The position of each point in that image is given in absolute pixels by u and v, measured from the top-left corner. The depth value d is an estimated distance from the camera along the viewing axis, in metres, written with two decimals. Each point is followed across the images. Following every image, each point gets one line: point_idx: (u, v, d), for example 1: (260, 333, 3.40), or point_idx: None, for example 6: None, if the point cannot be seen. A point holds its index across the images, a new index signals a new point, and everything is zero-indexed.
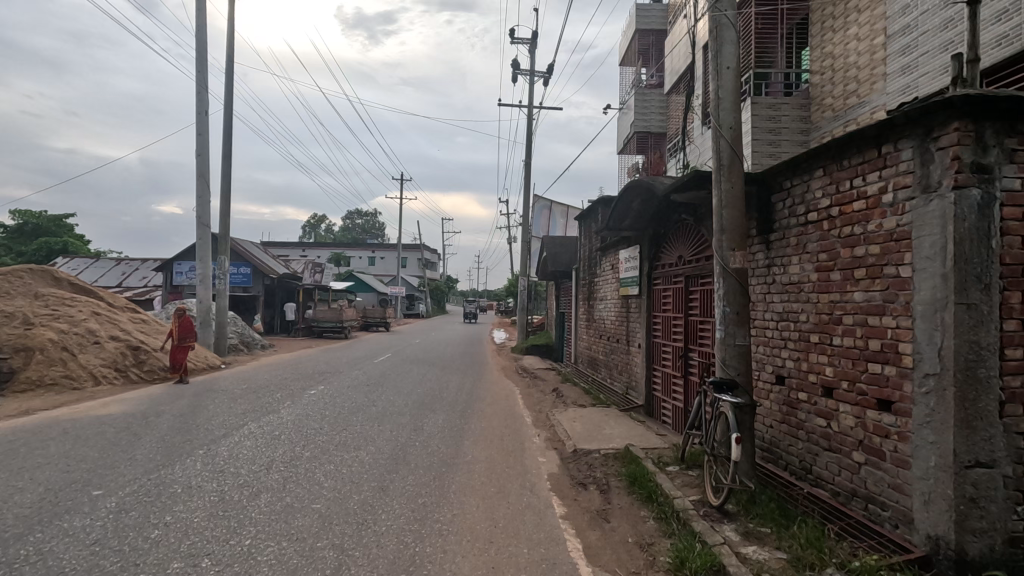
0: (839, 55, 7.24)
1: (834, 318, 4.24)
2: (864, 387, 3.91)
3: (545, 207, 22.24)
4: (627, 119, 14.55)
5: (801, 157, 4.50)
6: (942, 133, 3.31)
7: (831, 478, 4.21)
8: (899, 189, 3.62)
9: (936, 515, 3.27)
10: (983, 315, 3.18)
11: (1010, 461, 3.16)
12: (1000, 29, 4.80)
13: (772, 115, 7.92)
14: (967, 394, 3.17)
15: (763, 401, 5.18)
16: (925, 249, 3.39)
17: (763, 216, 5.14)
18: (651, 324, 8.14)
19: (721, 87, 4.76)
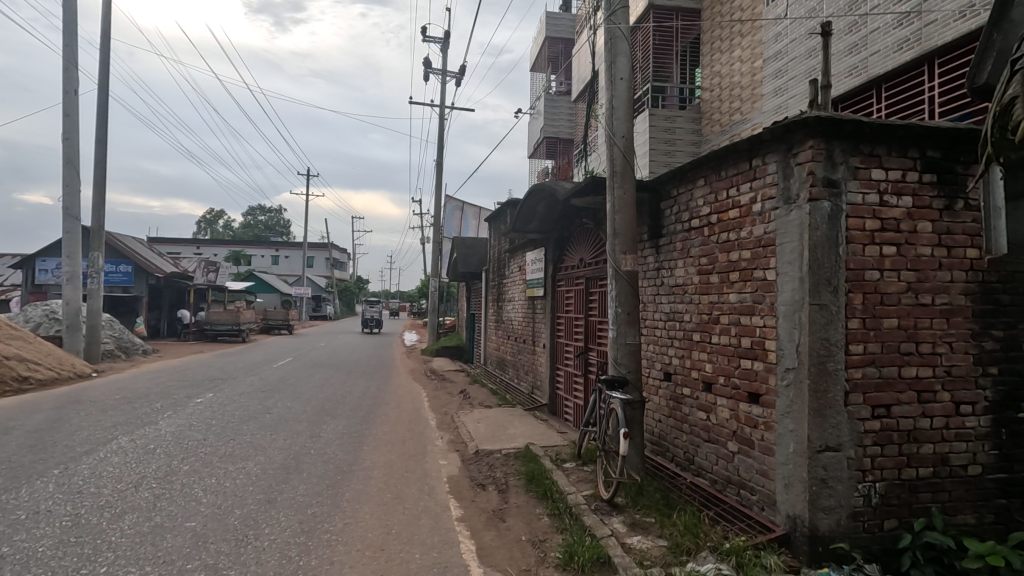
0: (726, 75, 7.84)
1: (712, 318, 4.56)
2: (737, 382, 4.23)
3: (456, 208, 21.96)
4: (537, 124, 14.81)
5: (685, 167, 4.79)
6: (800, 150, 3.66)
7: (709, 468, 4.52)
8: (766, 200, 3.95)
9: (794, 496, 3.60)
10: (832, 314, 3.55)
11: (853, 444, 3.54)
12: (852, 60, 5.40)
13: (668, 126, 8.39)
14: (819, 385, 3.52)
15: (652, 397, 5.47)
16: (787, 254, 3.73)
17: (654, 222, 5.43)
18: (555, 324, 8.34)
19: (615, 96, 4.97)
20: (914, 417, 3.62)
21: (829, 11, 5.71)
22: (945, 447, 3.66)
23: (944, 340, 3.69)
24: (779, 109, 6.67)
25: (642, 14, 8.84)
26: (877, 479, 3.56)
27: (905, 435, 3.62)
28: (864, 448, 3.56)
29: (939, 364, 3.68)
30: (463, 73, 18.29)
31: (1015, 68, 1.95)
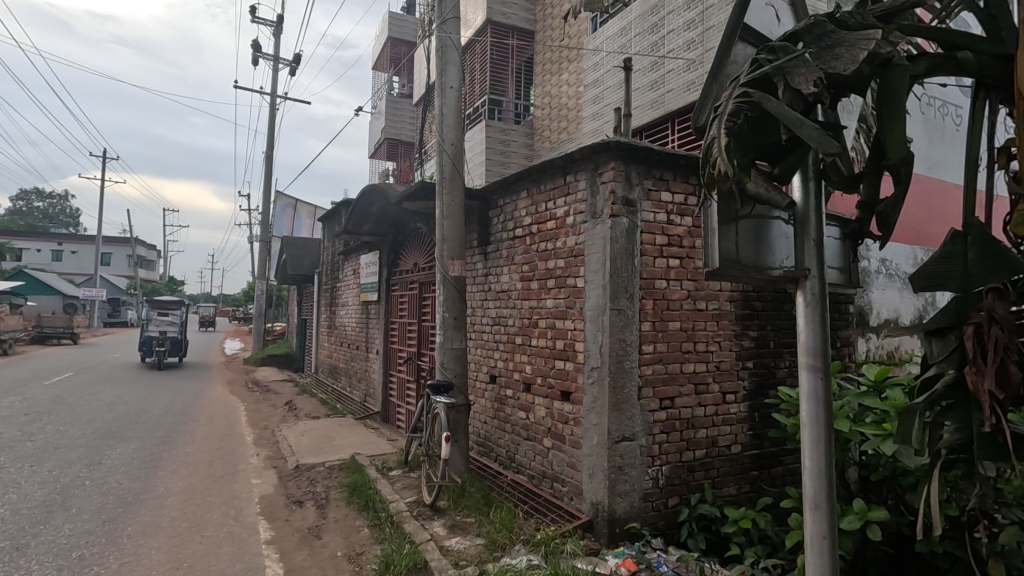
0: (555, 95, 8.40)
1: (532, 322, 4.83)
2: (552, 381, 4.53)
3: (288, 205, 20.45)
4: (378, 124, 14.42)
5: (510, 178, 5.03)
6: (604, 171, 4.08)
7: (527, 464, 4.78)
8: (577, 213, 4.31)
9: (596, 484, 3.96)
10: (628, 318, 3.99)
11: (644, 433, 4.00)
12: (653, 95, 6.14)
13: (503, 139, 8.74)
14: (617, 382, 3.93)
15: (478, 399, 5.62)
16: (593, 264, 4.11)
17: (482, 229, 5.61)
18: (388, 330, 8.16)
19: (446, 104, 5.04)
20: (692, 406, 4.21)
21: (635, 49, 6.43)
22: (715, 431, 4.31)
23: (714, 340, 4.36)
24: (596, 131, 7.30)
25: (481, 28, 9.12)
26: (663, 463, 4.07)
27: (684, 423, 4.18)
28: (653, 436, 4.04)
29: (711, 360, 4.33)
30: (298, 62, 17.11)
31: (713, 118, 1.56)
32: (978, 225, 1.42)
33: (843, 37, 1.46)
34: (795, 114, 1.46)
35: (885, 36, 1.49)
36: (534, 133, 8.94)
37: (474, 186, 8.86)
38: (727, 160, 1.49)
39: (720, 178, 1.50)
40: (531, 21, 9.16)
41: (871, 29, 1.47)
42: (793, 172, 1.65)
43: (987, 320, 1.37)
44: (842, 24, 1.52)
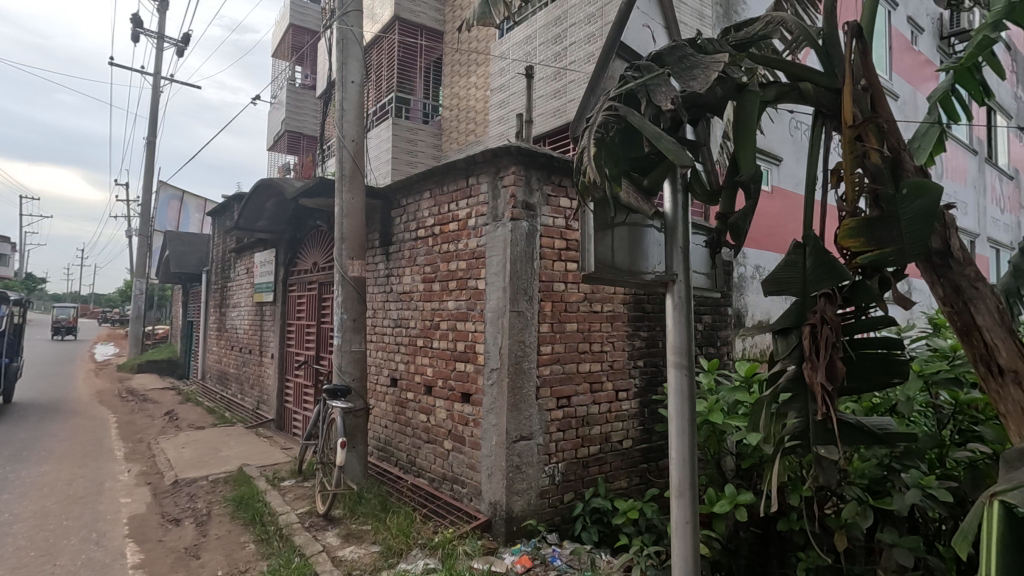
0: (463, 97, 8.39)
1: (434, 324, 4.80)
2: (453, 383, 4.52)
3: (173, 197, 18.75)
4: (278, 115, 13.64)
5: (412, 178, 4.97)
6: (505, 175, 4.15)
7: (428, 467, 4.74)
8: (479, 216, 4.34)
9: (495, 484, 4.01)
10: (527, 320, 4.08)
11: (542, 432, 4.11)
12: (556, 103, 6.32)
13: (410, 138, 8.60)
14: (515, 382, 4.01)
15: (378, 402, 5.48)
16: (494, 266, 4.16)
17: (385, 229, 5.49)
18: (284, 332, 7.73)
19: (346, 98, 4.88)
20: (587, 405, 4.39)
21: (539, 57, 6.59)
22: (608, 427, 4.52)
23: (609, 340, 4.57)
24: (501, 135, 7.37)
25: (388, 24, 8.94)
26: (559, 460, 4.20)
27: (580, 420, 4.35)
28: (550, 434, 4.16)
29: (605, 359, 4.53)
30: (187, 42, 15.75)
31: (586, 129, 1.64)
32: (813, 238, 1.61)
33: (702, 60, 1.59)
34: (657, 128, 1.57)
35: (736, 61, 1.65)
36: (442, 135, 8.88)
37: (380, 184, 8.65)
38: (597, 167, 1.58)
39: (593, 187, 1.59)
40: (440, 22, 9.12)
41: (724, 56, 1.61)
42: (659, 184, 1.78)
43: (820, 321, 1.55)
44: (700, 48, 1.67)
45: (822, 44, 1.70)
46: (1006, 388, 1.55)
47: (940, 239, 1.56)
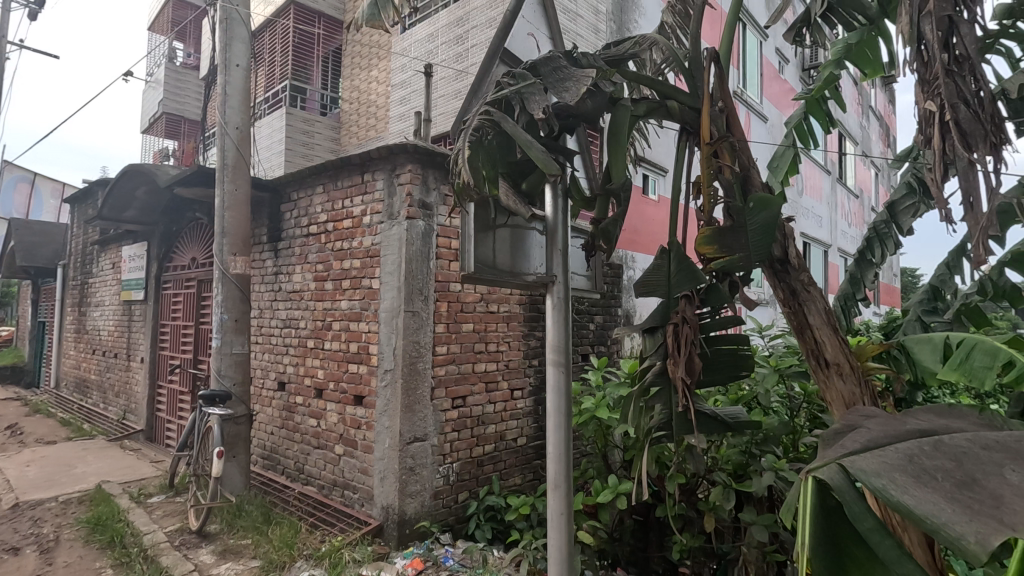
0: (364, 91, 8.09)
1: (325, 324, 4.61)
2: (344, 386, 4.36)
3: (22, 180, 16.38)
4: (155, 95, 12.37)
5: (303, 172, 4.73)
6: (401, 172, 4.09)
7: (317, 474, 4.54)
8: (373, 214, 4.23)
9: (388, 487, 3.93)
10: (422, 320, 4.05)
11: (436, 433, 4.09)
12: (457, 103, 6.29)
13: (306, 129, 8.17)
14: (409, 383, 3.96)
15: (264, 408, 5.17)
16: (389, 265, 4.08)
17: (273, 224, 5.18)
18: (156, 334, 7.04)
19: (229, 82, 4.54)
20: (482, 404, 4.44)
21: (441, 56, 6.54)
22: (503, 425, 4.60)
23: (504, 340, 4.65)
24: (400, 133, 7.19)
25: (283, 7, 8.45)
26: (454, 459, 4.20)
27: (475, 420, 4.38)
28: (444, 434, 4.15)
29: (501, 359, 4.61)
30: (42, 4, 13.82)
31: (465, 132, 1.67)
32: (676, 244, 1.76)
33: (574, 73, 1.67)
34: (530, 136, 1.64)
35: (608, 76, 1.75)
36: (340, 128, 8.53)
37: (271, 176, 8.13)
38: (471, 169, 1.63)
39: (472, 189, 1.62)
40: (340, 11, 8.75)
41: (596, 71, 1.71)
42: (536, 189, 1.85)
43: (681, 320, 1.70)
44: (575, 61, 1.75)
45: (687, 67, 1.85)
46: (829, 378, 1.78)
47: (780, 248, 1.76)
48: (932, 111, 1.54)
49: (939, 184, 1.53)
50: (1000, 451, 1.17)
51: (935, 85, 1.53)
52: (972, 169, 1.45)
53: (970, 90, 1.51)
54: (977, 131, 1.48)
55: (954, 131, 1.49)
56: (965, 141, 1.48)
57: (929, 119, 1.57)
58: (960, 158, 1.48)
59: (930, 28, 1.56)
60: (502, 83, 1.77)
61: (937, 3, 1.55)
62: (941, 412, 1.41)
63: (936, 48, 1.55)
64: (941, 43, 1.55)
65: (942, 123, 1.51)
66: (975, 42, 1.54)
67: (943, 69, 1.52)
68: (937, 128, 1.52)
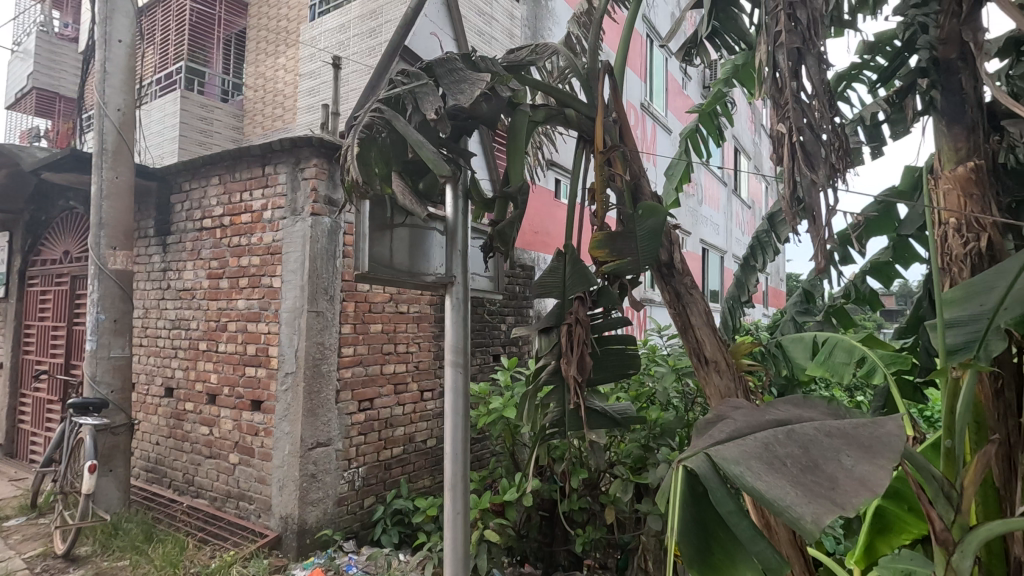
0: (270, 78, 7.62)
1: (220, 325, 4.31)
2: (241, 391, 4.10)
3: None
4: (23, 67, 10.96)
5: (197, 161, 4.40)
6: (307, 167, 3.93)
7: (209, 486, 4.24)
8: (275, 209, 4.02)
9: (287, 496, 3.75)
10: (327, 320, 3.90)
11: (341, 437, 3.96)
12: None
13: (204, 116, 7.60)
14: (312, 387, 3.80)
15: (150, 416, 4.75)
16: (291, 263, 3.89)
17: (161, 216, 4.77)
18: (20, 336, 6.25)
19: (109, 59, 4.12)
20: (391, 406, 4.35)
21: (352, 48, 6.32)
22: (412, 428, 4.53)
23: (414, 341, 4.59)
24: (309, 125, 6.85)
25: None
26: (360, 464, 4.09)
27: (382, 422, 4.29)
28: (350, 438, 4.02)
29: (410, 360, 4.54)
30: None
31: (357, 129, 1.64)
32: (571, 247, 1.84)
33: (470, 75, 1.69)
34: (422, 136, 1.64)
35: (505, 82, 1.78)
36: (242, 116, 8.01)
37: (161, 165, 7.47)
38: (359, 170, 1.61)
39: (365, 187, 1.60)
40: None
41: (492, 76, 1.73)
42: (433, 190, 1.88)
43: (574, 321, 1.76)
44: (472, 64, 1.77)
45: (585, 77, 1.93)
46: (708, 374, 1.93)
47: (666, 253, 1.88)
48: (783, 133, 1.55)
49: (788, 205, 1.54)
50: (841, 437, 1.31)
51: (785, 108, 1.53)
52: (814, 190, 1.48)
53: (815, 118, 1.52)
54: (820, 156, 1.51)
55: (800, 153, 1.51)
56: (809, 161, 1.51)
57: (780, 141, 1.58)
58: (805, 178, 1.49)
59: (783, 56, 1.55)
60: (395, 81, 1.76)
61: (787, 34, 1.56)
62: (798, 403, 1.56)
63: (786, 75, 1.53)
64: (791, 71, 1.54)
65: (791, 146, 1.53)
66: (820, 76, 1.55)
67: (791, 95, 1.52)
68: (787, 150, 1.54)
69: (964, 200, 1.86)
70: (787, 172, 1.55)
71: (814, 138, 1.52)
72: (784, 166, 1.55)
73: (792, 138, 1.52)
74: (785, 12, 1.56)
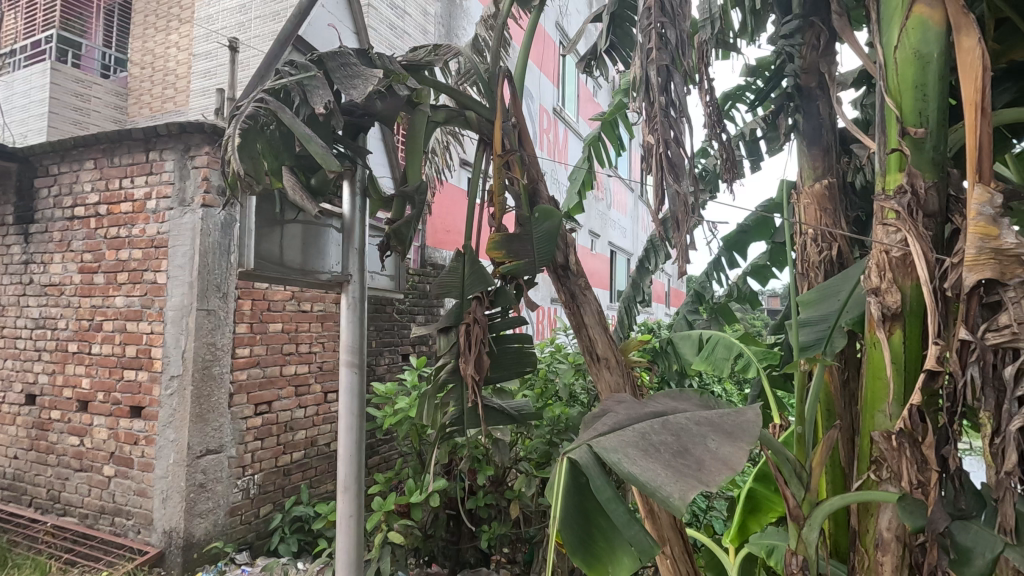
0: (159, 56, 6.98)
1: (93, 325, 3.91)
2: (118, 397, 3.75)
3: None
4: None
5: (67, 142, 3.96)
6: (197, 154, 3.67)
7: (80, 502, 3.84)
8: (160, 198, 3.71)
9: (170, 509, 3.48)
10: (219, 319, 3.66)
11: (234, 443, 3.73)
12: None
13: (80, 92, 6.83)
14: (201, 391, 3.56)
15: (7, 427, 4.22)
16: (178, 257, 3.60)
17: (23, 202, 4.25)
18: None
19: None
20: (291, 409, 4.17)
21: (253, 31, 5.96)
22: (314, 431, 4.37)
23: (318, 341, 4.43)
24: (203, 109, 6.38)
25: None
26: (255, 471, 3.88)
27: (281, 426, 4.10)
28: (245, 444, 3.80)
29: (314, 361, 4.38)
30: None
31: (239, 120, 1.58)
32: (469, 248, 1.87)
33: (362, 71, 1.66)
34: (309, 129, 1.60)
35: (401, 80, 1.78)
36: (126, 95, 7.30)
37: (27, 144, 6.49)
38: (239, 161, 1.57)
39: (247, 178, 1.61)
40: None
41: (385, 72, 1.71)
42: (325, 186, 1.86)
43: (472, 321, 1.79)
44: (366, 59, 1.74)
45: (487, 81, 1.96)
46: (600, 370, 2.03)
47: (562, 255, 1.96)
48: (651, 145, 1.66)
49: (663, 213, 1.66)
50: (707, 425, 1.43)
51: (655, 120, 1.64)
52: (683, 198, 1.61)
53: (682, 132, 1.65)
54: (684, 167, 1.63)
55: (668, 165, 1.63)
56: (676, 172, 1.63)
57: (650, 153, 1.68)
58: (671, 189, 1.62)
59: (652, 72, 1.66)
60: (281, 73, 1.71)
61: (658, 51, 1.67)
62: (675, 395, 1.69)
63: (657, 89, 1.64)
64: (662, 87, 1.66)
65: (659, 157, 1.64)
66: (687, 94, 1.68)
67: (661, 109, 1.63)
68: (657, 160, 1.64)
69: (820, 213, 2.10)
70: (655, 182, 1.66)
71: (679, 151, 1.65)
72: (655, 175, 1.66)
73: (658, 148, 1.62)
74: (656, 31, 1.68)
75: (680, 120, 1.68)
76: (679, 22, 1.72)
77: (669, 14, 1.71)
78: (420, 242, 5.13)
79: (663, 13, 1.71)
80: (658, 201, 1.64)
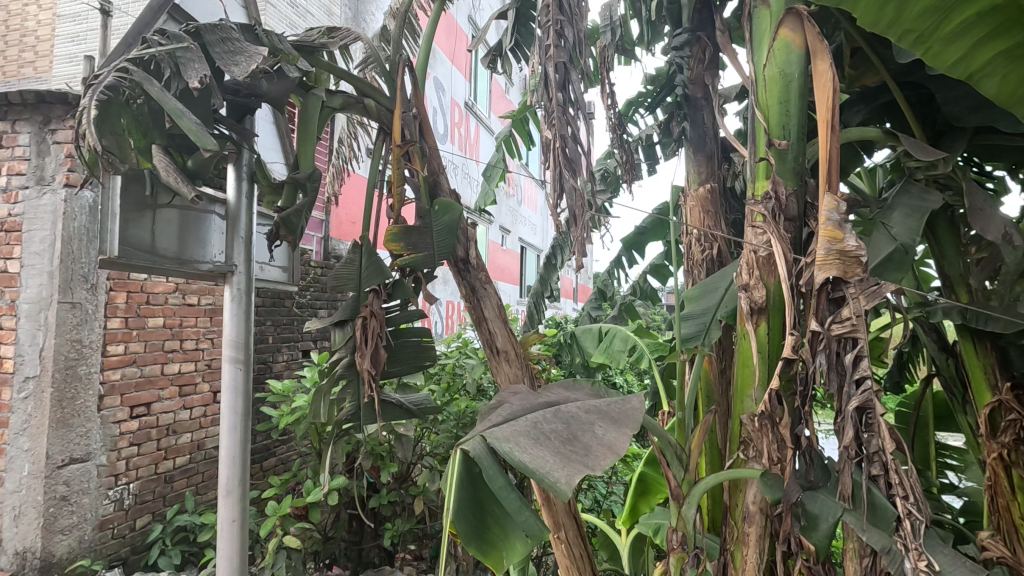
0: (14, 13, 6.07)
1: None
2: None
3: None
4: None
5: None
6: (59, 128, 3.27)
7: None
8: (12, 175, 3.26)
9: (23, 527, 3.05)
10: (86, 314, 3.29)
11: (104, 450, 3.39)
12: None
13: None
14: (63, 393, 3.17)
15: None
16: (34, 243, 3.18)
17: None
18: None
19: None
20: (174, 411, 3.88)
21: None
22: (200, 433, 4.10)
23: (205, 336, 4.16)
24: (69, 79, 5.67)
25: None
26: (130, 479, 3.55)
27: (162, 429, 3.80)
28: (118, 451, 3.47)
29: (200, 358, 4.12)
30: None
31: (96, 89, 1.42)
32: (366, 240, 1.81)
33: (246, 48, 1.55)
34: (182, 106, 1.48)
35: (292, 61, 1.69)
36: None
37: None
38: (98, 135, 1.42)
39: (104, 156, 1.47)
40: None
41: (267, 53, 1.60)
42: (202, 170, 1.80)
43: (369, 314, 1.75)
44: (252, 36, 1.64)
45: (387, 68, 1.92)
46: (500, 363, 2.07)
47: (463, 249, 1.96)
48: (549, 140, 1.70)
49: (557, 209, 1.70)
50: (594, 412, 1.50)
51: (552, 115, 1.69)
52: (574, 193, 1.67)
53: (576, 130, 1.71)
54: (579, 164, 1.70)
55: (564, 161, 1.68)
56: (572, 169, 1.69)
57: (548, 148, 1.71)
58: (568, 184, 1.68)
59: (551, 68, 1.70)
60: (150, 43, 1.56)
61: (555, 48, 1.72)
62: (568, 385, 1.76)
63: (554, 86, 1.69)
64: (558, 83, 1.71)
65: (555, 152, 1.68)
66: (580, 94, 1.74)
67: (558, 105, 1.68)
68: (555, 154, 1.68)
69: (703, 215, 2.27)
70: (552, 178, 1.70)
71: (576, 147, 1.71)
72: (552, 171, 1.70)
73: (557, 144, 1.67)
74: (554, 28, 1.72)
75: (576, 117, 1.73)
76: (577, 21, 1.78)
77: (567, 13, 1.76)
78: (320, 233, 4.96)
79: (561, 11, 1.76)
80: (553, 195, 1.68)
